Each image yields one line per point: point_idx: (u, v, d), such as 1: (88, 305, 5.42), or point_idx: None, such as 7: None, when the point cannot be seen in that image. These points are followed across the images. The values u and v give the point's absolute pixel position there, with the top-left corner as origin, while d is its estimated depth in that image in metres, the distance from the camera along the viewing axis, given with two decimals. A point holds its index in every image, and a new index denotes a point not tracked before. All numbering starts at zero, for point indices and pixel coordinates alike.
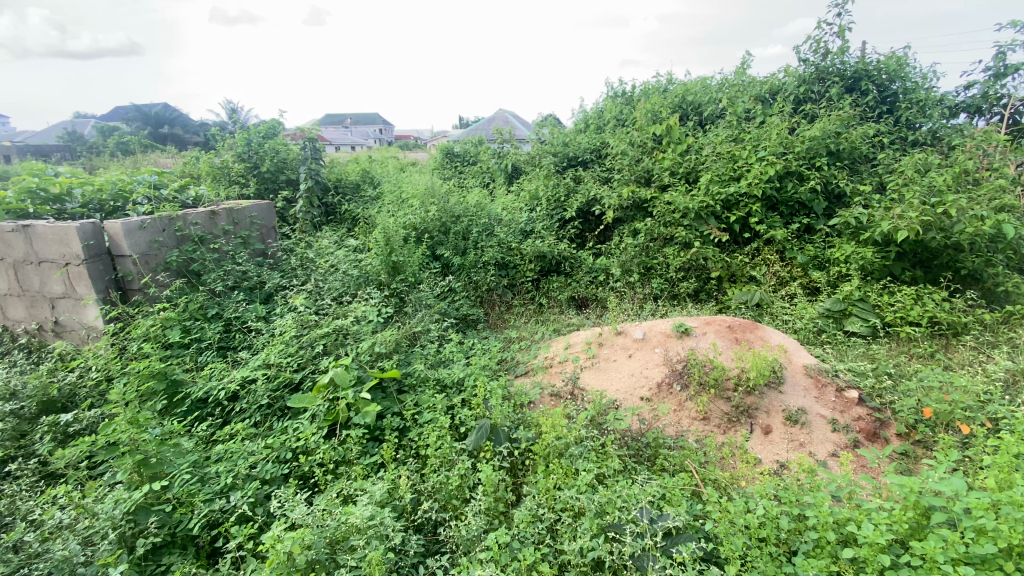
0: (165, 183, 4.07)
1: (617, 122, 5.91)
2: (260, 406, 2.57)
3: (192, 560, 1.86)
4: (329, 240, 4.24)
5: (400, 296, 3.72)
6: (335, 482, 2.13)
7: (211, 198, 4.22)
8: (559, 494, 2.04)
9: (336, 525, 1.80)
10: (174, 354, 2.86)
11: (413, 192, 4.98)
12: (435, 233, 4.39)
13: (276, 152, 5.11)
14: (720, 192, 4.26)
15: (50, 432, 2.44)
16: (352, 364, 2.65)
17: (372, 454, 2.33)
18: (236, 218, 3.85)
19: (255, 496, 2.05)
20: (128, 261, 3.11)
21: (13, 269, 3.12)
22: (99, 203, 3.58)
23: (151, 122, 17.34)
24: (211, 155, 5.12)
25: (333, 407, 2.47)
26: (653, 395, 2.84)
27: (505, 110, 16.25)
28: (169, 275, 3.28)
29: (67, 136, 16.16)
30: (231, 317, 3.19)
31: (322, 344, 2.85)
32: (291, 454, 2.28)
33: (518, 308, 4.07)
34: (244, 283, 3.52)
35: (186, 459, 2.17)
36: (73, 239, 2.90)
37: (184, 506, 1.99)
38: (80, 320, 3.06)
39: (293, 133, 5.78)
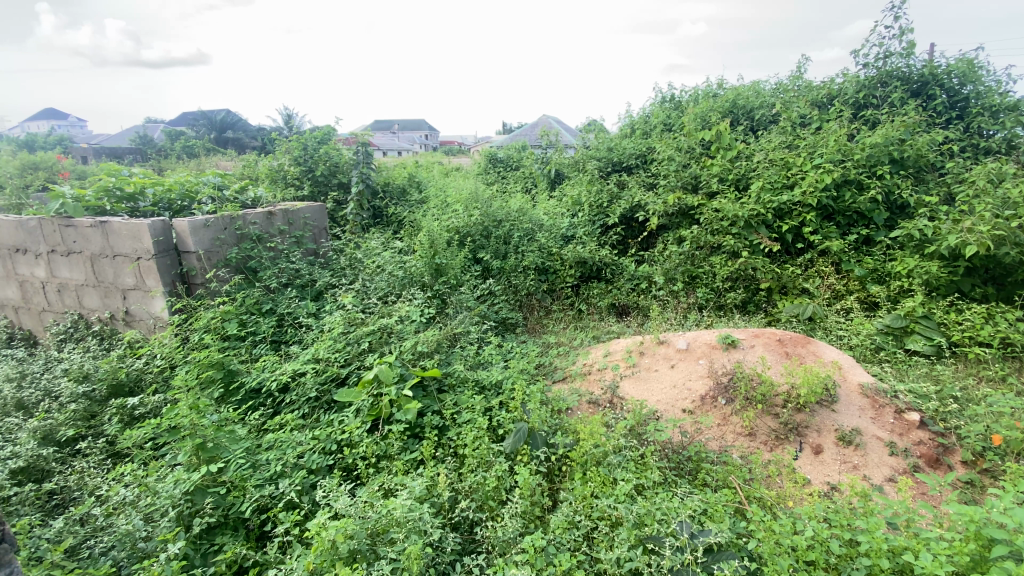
0: (227, 185, 4.32)
1: (664, 127, 5.83)
2: (308, 399, 2.68)
3: (243, 542, 1.95)
4: (376, 241, 4.38)
5: (442, 297, 3.79)
6: (376, 475, 2.19)
7: (268, 199, 4.45)
8: (596, 502, 2.02)
9: (377, 518, 1.85)
10: (231, 345, 3.03)
11: (457, 196, 5.06)
12: (477, 237, 4.44)
13: (329, 156, 5.32)
14: (772, 200, 4.12)
15: (117, 414, 2.62)
16: (395, 362, 2.74)
17: (413, 450, 2.39)
18: (291, 218, 4.03)
19: (302, 484, 2.14)
20: (193, 256, 3.31)
21: (91, 261, 3.38)
22: (168, 202, 3.83)
23: (216, 128, 18.44)
24: (269, 159, 5.38)
25: (376, 403, 2.55)
26: (696, 407, 2.77)
27: (548, 115, 16.29)
28: (229, 271, 3.48)
29: (137, 138, 17.32)
30: (284, 312, 3.34)
31: (368, 342, 2.95)
32: (336, 446, 2.36)
33: (557, 314, 4.06)
34: (296, 280, 3.69)
35: (239, 446, 2.28)
36: (145, 235, 3.12)
37: (237, 490, 2.09)
38: (147, 311, 3.28)
39: (345, 137, 5.98)
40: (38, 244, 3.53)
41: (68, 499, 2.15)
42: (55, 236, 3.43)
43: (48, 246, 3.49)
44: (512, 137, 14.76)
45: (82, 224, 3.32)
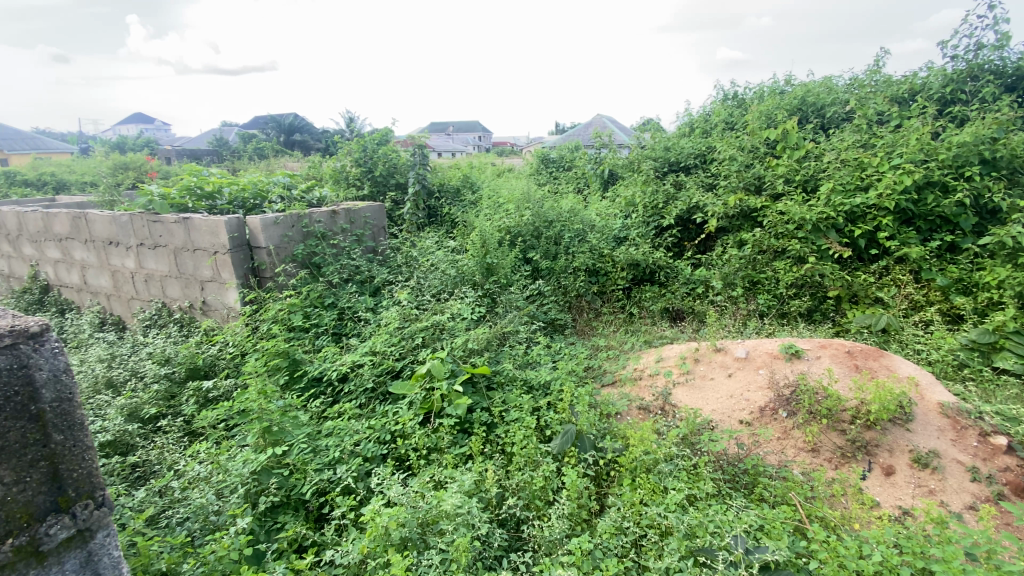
0: (295, 184, 4.58)
1: (726, 126, 5.61)
2: (365, 389, 2.79)
3: (302, 522, 2.06)
4: (430, 240, 4.49)
5: (493, 296, 3.83)
6: (427, 467, 2.25)
7: (332, 198, 4.67)
8: (646, 509, 1.99)
9: (427, 508, 1.90)
10: (296, 336, 3.21)
11: (509, 197, 5.10)
12: (528, 237, 4.45)
13: (388, 157, 5.51)
14: (843, 203, 3.88)
15: (194, 396, 2.83)
16: (447, 358, 2.80)
17: (462, 445, 2.44)
18: (352, 217, 4.21)
19: (357, 471, 2.23)
20: (264, 252, 3.53)
21: (174, 254, 3.66)
22: (242, 200, 4.11)
23: (283, 131, 19.52)
24: (333, 160, 5.65)
25: (428, 397, 2.62)
26: (754, 419, 2.65)
27: (602, 115, 16.11)
28: (295, 266, 3.68)
29: (213, 141, 18.62)
30: (344, 306, 3.50)
31: (421, 337, 3.03)
32: (390, 436, 2.45)
33: (608, 316, 4.00)
34: (356, 277, 3.85)
35: (301, 431, 2.41)
36: (222, 231, 3.35)
37: (299, 473, 2.21)
38: (222, 301, 3.53)
39: (403, 140, 6.18)
40: (127, 238, 3.86)
41: (150, 471, 2.34)
42: (143, 231, 3.73)
43: (136, 239, 3.81)
44: (565, 137, 14.69)
45: (167, 220, 3.61)
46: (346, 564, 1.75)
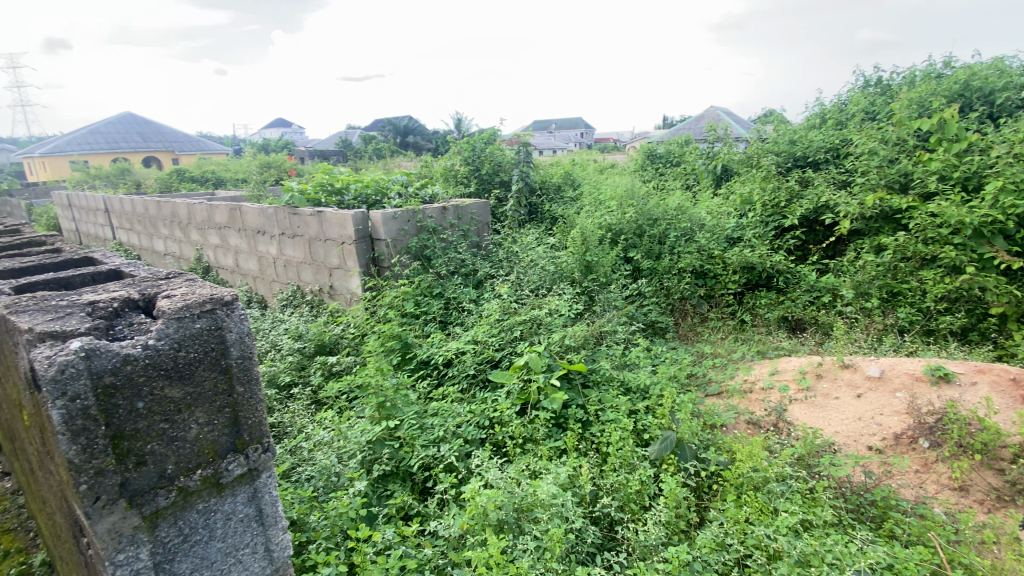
0: (410, 182, 4.93)
1: (864, 117, 5.00)
2: (467, 375, 2.93)
3: (409, 492, 2.22)
4: (531, 236, 4.58)
5: (591, 295, 3.81)
6: (523, 456, 2.32)
7: (442, 195, 4.95)
8: (751, 529, 1.86)
9: (522, 495, 1.97)
10: (408, 322, 3.47)
11: (612, 194, 5.01)
12: (630, 235, 4.34)
13: (494, 156, 5.69)
14: (1016, 204, 3.29)
15: (321, 369, 3.17)
16: (545, 352, 2.85)
17: (557, 439, 2.47)
18: (460, 213, 4.44)
19: (458, 452, 2.36)
20: (382, 243, 3.85)
21: (309, 243, 4.12)
22: (365, 196, 4.51)
23: (398, 133, 21.02)
24: (443, 159, 5.96)
25: (526, 388, 2.70)
26: (887, 447, 2.37)
27: (715, 109, 15.18)
28: (408, 257, 3.97)
29: (339, 142, 20.55)
30: (450, 297, 3.70)
31: (520, 330, 3.12)
32: (489, 422, 2.56)
33: (715, 322, 3.79)
34: (461, 269, 4.05)
35: (410, 409, 2.61)
36: (349, 224, 3.72)
37: (407, 447, 2.39)
38: (346, 287, 3.92)
39: (508, 138, 6.35)
40: (271, 227, 4.41)
41: (285, 431, 2.69)
42: (285, 222, 4.25)
43: (278, 229, 4.34)
44: (673, 132, 14.06)
45: (304, 212, 4.07)
46: (447, 537, 1.87)
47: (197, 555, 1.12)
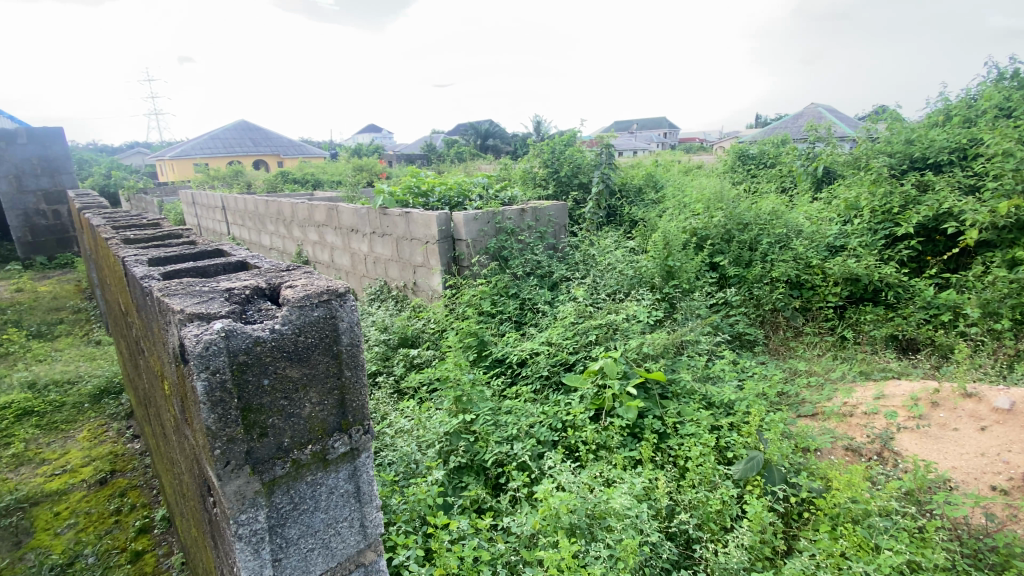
0: (491, 185, 5.06)
1: (1000, 113, 4.39)
2: (540, 376, 2.95)
3: (482, 486, 2.28)
4: (610, 239, 4.50)
5: (672, 302, 3.68)
6: (596, 462, 2.29)
7: (522, 197, 5.00)
8: (847, 565, 1.71)
9: (595, 502, 1.95)
10: (485, 320, 3.55)
11: (698, 196, 4.78)
12: (718, 240, 4.13)
13: (573, 157, 5.66)
14: None
15: (402, 360, 3.34)
16: (621, 359, 2.79)
17: (632, 448, 2.42)
18: (538, 215, 4.46)
19: (531, 452, 2.39)
20: (463, 244, 3.97)
21: (396, 242, 4.34)
22: (448, 198, 4.68)
23: (480, 136, 21.61)
24: (523, 161, 6.03)
25: (600, 394, 2.66)
26: (1015, 488, 2.08)
27: (816, 106, 14.03)
28: (487, 257, 4.06)
29: (424, 146, 21.45)
30: (525, 298, 3.74)
31: (595, 334, 3.08)
32: (562, 425, 2.55)
33: (810, 337, 3.50)
34: (537, 271, 4.07)
35: (486, 405, 2.68)
36: (433, 224, 3.88)
37: (481, 441, 2.45)
38: (429, 284, 4.09)
39: (589, 140, 6.30)
40: (363, 226, 4.70)
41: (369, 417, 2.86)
42: (376, 222, 4.51)
43: (369, 228, 4.62)
44: (767, 131, 13.16)
45: (393, 213, 4.30)
46: (519, 534, 1.90)
47: (304, 523, 0.92)
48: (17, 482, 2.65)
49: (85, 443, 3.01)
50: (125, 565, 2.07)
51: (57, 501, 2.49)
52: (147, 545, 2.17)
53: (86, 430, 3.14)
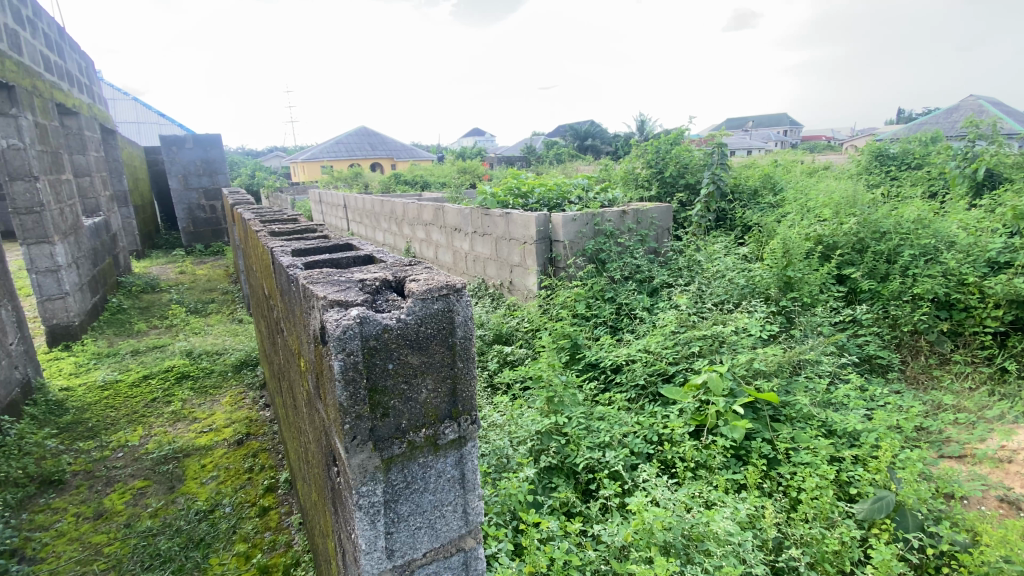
0: (592, 187, 5.00)
1: None
2: (636, 385, 2.86)
3: (572, 489, 2.26)
4: (719, 245, 4.25)
5: (788, 316, 3.38)
6: (694, 481, 2.18)
7: (624, 200, 4.89)
8: None
9: (693, 523, 1.86)
10: (580, 323, 3.52)
11: (824, 200, 4.34)
12: (848, 250, 3.73)
13: (680, 157, 5.40)
14: None
15: (497, 356, 3.43)
16: (727, 374, 2.62)
17: (735, 471, 2.26)
18: (640, 217, 4.33)
19: (624, 462, 2.33)
20: (561, 245, 3.97)
21: (495, 242, 4.46)
22: (548, 199, 4.71)
23: (580, 138, 21.67)
24: (626, 162, 5.85)
25: (701, 409, 2.53)
26: None
27: (980, 97, 12.03)
28: (584, 259, 4.01)
29: (525, 148, 21.81)
30: (623, 302, 3.66)
31: (698, 346, 2.93)
32: (658, 438, 2.46)
33: (959, 367, 3.03)
34: (637, 275, 3.96)
35: (579, 409, 2.66)
36: (532, 226, 3.92)
37: (573, 445, 2.44)
38: (524, 284, 4.15)
39: (698, 141, 5.98)
40: (466, 225, 4.89)
41: None
42: (477, 222, 4.67)
43: (471, 228, 4.80)
44: (913, 127, 11.54)
45: (493, 214, 4.42)
46: (610, 544, 1.87)
47: (415, 501, 0.97)
48: (175, 434, 3.14)
49: (227, 407, 3.48)
50: (254, 518, 2.36)
51: (203, 455, 2.91)
52: (273, 503, 2.46)
53: (228, 395, 3.63)
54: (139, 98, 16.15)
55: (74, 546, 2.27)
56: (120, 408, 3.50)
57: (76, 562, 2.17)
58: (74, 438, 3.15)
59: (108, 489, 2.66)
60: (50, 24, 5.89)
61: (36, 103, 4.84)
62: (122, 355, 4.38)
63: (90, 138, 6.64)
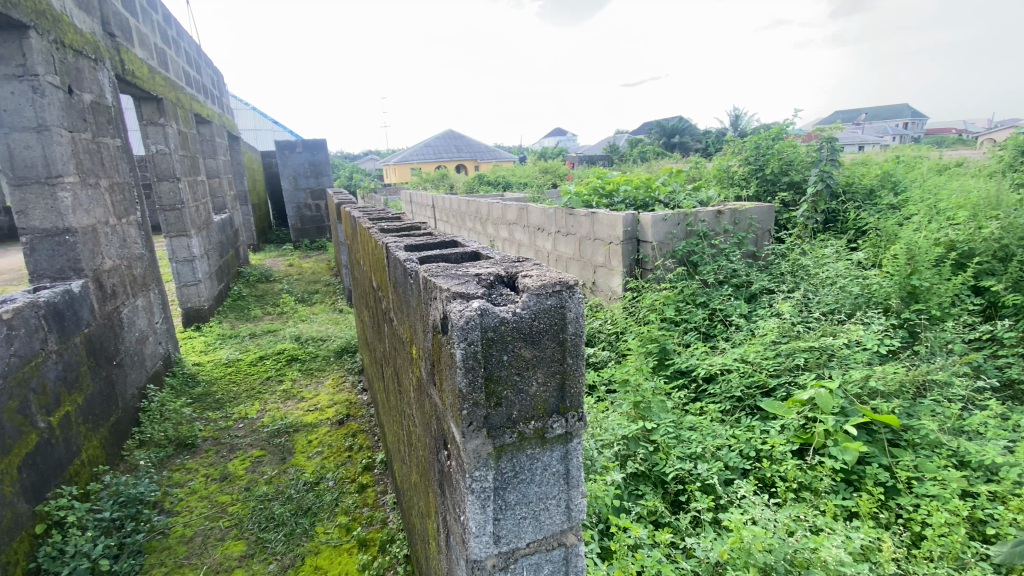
0: (683, 186, 4.80)
1: None
2: (731, 397, 2.70)
3: (661, 498, 2.19)
4: (827, 249, 3.90)
5: (910, 330, 3.03)
6: (797, 503, 2.02)
7: (718, 199, 4.64)
8: None
9: (797, 547, 1.73)
10: (669, 327, 3.40)
11: (957, 202, 3.84)
12: (987, 258, 3.28)
13: (783, 154, 5.01)
14: None
15: None
16: (838, 392, 2.41)
17: (845, 497, 2.07)
18: (738, 217, 4.08)
19: (718, 476, 2.22)
20: (649, 245, 3.81)
21: (580, 242, 4.41)
22: (635, 199, 4.59)
23: (667, 135, 21.06)
24: (720, 158, 5.54)
25: (807, 427, 2.34)
26: None
27: None
28: (675, 261, 3.85)
29: (609, 147, 21.44)
30: (716, 308, 3.48)
31: (803, 359, 2.71)
32: (756, 454, 2.31)
33: None
34: (732, 279, 3.75)
35: (668, 417, 2.57)
36: (619, 225, 3.83)
37: (662, 453, 2.36)
38: (609, 285, 4.07)
39: (801, 136, 5.54)
40: (549, 224, 4.89)
41: None
42: (562, 221, 4.65)
43: (555, 227, 4.79)
44: None
45: (578, 214, 4.37)
46: (703, 559, 1.79)
47: (522, 491, 0.99)
48: (286, 411, 3.47)
49: (329, 389, 3.78)
50: (353, 494, 2.55)
51: (310, 431, 3.19)
52: (370, 481, 2.64)
53: (331, 378, 3.95)
54: (257, 107, 17.96)
55: (204, 503, 2.58)
56: (240, 383, 3.93)
57: (206, 518, 2.46)
58: (204, 408, 3.59)
59: (231, 455, 3.00)
60: (190, 44, 6.74)
61: (179, 114, 5.55)
62: (242, 337, 4.91)
63: (219, 144, 7.51)
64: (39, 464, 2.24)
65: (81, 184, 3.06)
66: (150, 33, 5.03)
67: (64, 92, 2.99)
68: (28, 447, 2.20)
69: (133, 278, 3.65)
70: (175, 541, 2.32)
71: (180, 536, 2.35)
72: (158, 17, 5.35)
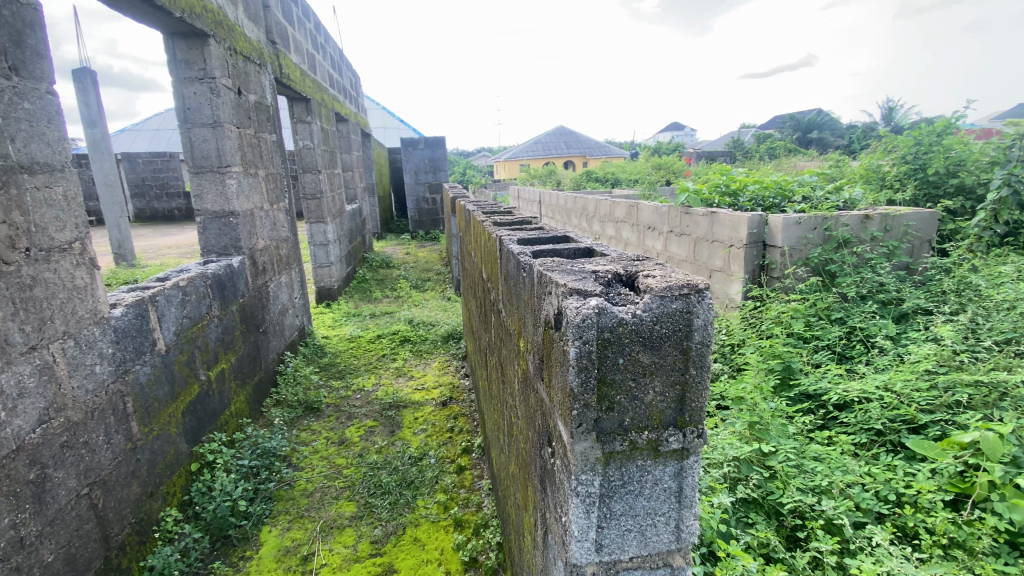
0: (821, 185, 4.29)
1: None
2: (868, 430, 2.35)
3: (773, 531, 1.97)
4: (1008, 266, 3.24)
5: None
6: (945, 562, 1.70)
7: (864, 202, 4.07)
8: None
9: None
10: (796, 343, 3.06)
11: None
12: None
13: (953, 150, 4.25)
14: None
15: None
16: (1012, 438, 1.98)
17: (1011, 563, 1.69)
18: (890, 224, 3.54)
19: (846, 516, 1.94)
20: (777, 251, 3.46)
21: (695, 243, 4.14)
22: (763, 198, 4.19)
23: (801, 129, 19.13)
24: (870, 157, 4.85)
25: (966, 475, 1.96)
26: None
27: None
28: (807, 270, 3.45)
29: (731, 143, 19.98)
30: (855, 325, 3.06)
31: (967, 396, 2.27)
32: (897, 498, 1.99)
33: None
34: (878, 295, 3.27)
35: (789, 443, 2.31)
36: (742, 227, 3.52)
37: (779, 482, 2.13)
38: (725, 292, 3.77)
39: (977, 132, 4.64)
40: (661, 224, 4.66)
41: None
42: (676, 221, 4.39)
43: (667, 227, 4.56)
44: None
45: (695, 214, 4.10)
46: None
47: (628, 502, 0.94)
48: (397, 387, 3.73)
49: (436, 371, 3.99)
50: (452, 474, 2.65)
51: (416, 409, 3.39)
52: (467, 464, 2.73)
53: (438, 361, 4.16)
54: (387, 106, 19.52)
55: (324, 463, 2.86)
56: (360, 358, 4.30)
57: (324, 476, 2.72)
58: (329, 377, 3.99)
59: (349, 423, 3.30)
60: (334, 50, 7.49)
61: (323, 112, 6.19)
62: (363, 316, 5.37)
63: (354, 140, 8.26)
64: (198, 411, 2.64)
65: (243, 173, 3.53)
66: (304, 40, 5.66)
67: (234, 93, 3.46)
68: (192, 396, 2.60)
69: (279, 257, 4.16)
70: (297, 493, 2.60)
71: (302, 489, 2.63)
72: (310, 25, 6.00)
